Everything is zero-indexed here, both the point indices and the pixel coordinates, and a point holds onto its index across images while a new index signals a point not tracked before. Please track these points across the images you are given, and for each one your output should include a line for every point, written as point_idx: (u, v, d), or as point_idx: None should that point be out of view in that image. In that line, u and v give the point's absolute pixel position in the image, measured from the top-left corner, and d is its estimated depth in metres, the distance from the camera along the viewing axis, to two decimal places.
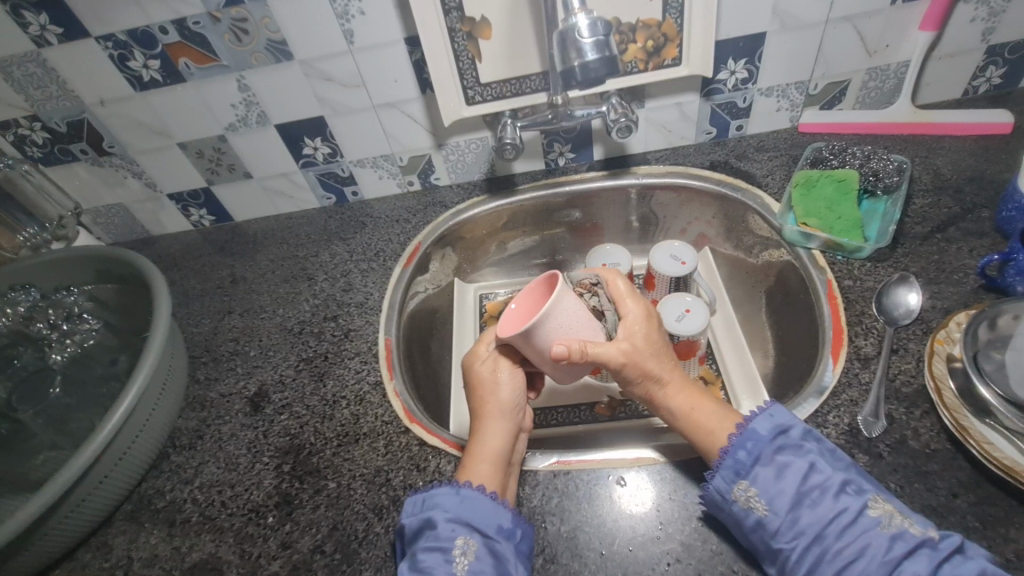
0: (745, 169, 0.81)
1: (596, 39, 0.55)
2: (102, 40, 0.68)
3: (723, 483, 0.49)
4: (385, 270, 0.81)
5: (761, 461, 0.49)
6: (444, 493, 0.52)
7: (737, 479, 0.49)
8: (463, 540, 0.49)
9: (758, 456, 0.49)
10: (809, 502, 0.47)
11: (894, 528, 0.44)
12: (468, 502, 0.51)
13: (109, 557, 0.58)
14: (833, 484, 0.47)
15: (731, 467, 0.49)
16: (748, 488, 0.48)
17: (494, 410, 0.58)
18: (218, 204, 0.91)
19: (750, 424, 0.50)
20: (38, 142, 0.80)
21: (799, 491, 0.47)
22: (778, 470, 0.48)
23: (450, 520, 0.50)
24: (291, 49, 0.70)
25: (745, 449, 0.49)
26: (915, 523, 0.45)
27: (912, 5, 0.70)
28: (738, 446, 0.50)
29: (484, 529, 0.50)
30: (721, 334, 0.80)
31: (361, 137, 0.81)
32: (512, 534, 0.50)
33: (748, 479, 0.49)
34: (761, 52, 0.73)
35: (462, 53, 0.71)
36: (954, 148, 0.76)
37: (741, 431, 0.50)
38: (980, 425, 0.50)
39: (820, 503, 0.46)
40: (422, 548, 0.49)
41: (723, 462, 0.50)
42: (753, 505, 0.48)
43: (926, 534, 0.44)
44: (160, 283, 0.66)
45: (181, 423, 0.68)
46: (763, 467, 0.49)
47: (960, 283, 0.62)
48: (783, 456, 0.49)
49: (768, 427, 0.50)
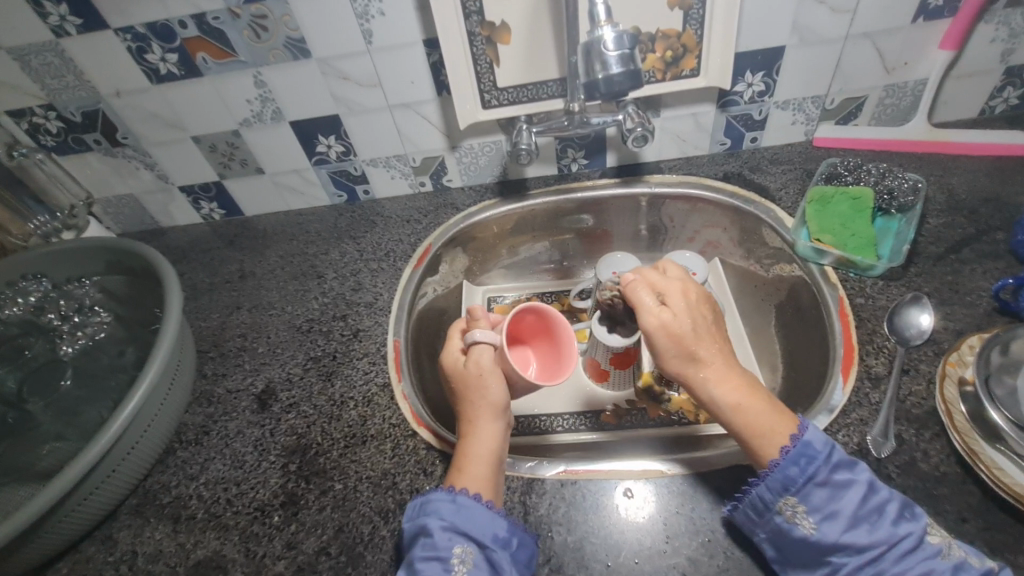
0: (759, 181, 0.81)
1: (621, 52, 0.55)
2: (120, 32, 0.68)
3: (769, 494, 0.48)
4: (395, 270, 0.81)
5: (816, 480, 0.47)
6: (440, 499, 0.51)
7: (786, 494, 0.48)
8: (461, 549, 0.49)
9: (814, 474, 0.47)
10: (866, 525, 0.46)
11: (954, 558, 0.44)
12: (463, 510, 0.50)
13: (112, 551, 0.58)
14: (890, 509, 0.46)
15: (781, 481, 0.48)
16: (797, 504, 0.47)
17: (490, 410, 0.57)
18: (228, 198, 0.91)
19: (804, 436, 0.48)
20: (52, 131, 0.80)
21: (855, 514, 0.46)
22: (833, 491, 0.47)
23: (446, 528, 0.49)
24: (309, 46, 0.70)
25: (799, 465, 0.47)
26: (970, 553, 0.45)
27: (933, 24, 0.69)
28: (790, 462, 0.48)
29: (479, 537, 0.50)
30: (730, 347, 0.81)
31: (376, 136, 0.81)
32: (508, 543, 0.50)
33: (798, 495, 0.47)
34: (779, 65, 0.73)
35: (481, 57, 0.71)
36: (969, 168, 0.76)
37: (794, 444, 0.48)
38: (990, 450, 0.50)
39: (877, 527, 0.46)
40: (419, 557, 0.48)
41: (774, 474, 0.48)
42: (799, 521, 0.47)
43: (985, 565, 0.44)
44: (173, 278, 0.66)
45: (188, 419, 0.68)
46: (817, 485, 0.47)
47: (973, 304, 0.62)
48: (838, 475, 0.47)
49: (823, 442, 0.48)
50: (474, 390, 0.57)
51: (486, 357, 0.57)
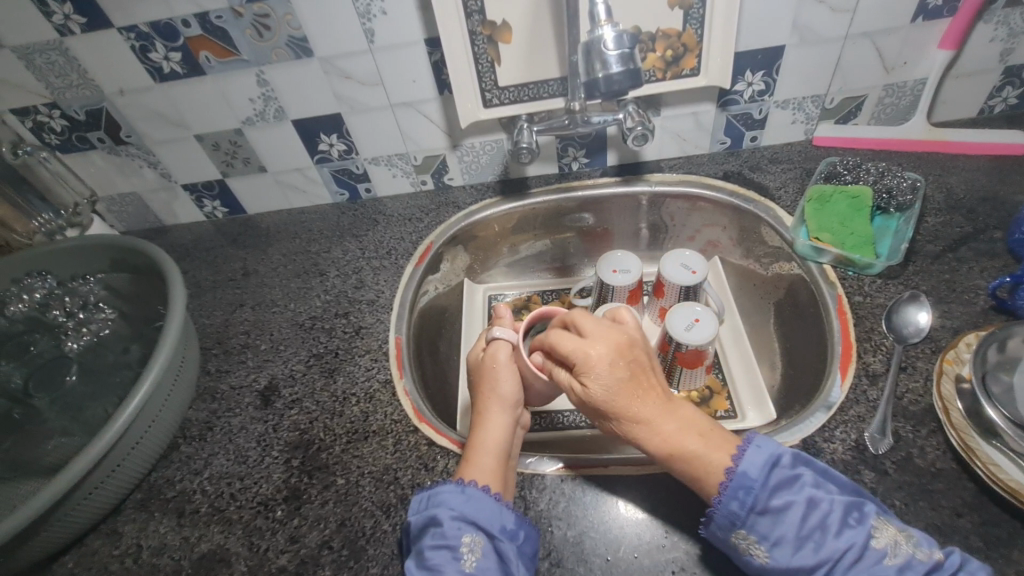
0: (758, 180, 0.81)
1: (621, 51, 0.56)
2: (124, 31, 0.68)
3: (722, 530, 0.48)
4: (397, 268, 0.82)
5: (756, 509, 0.47)
6: (450, 491, 0.52)
7: (735, 527, 0.47)
8: (470, 538, 0.49)
9: (753, 504, 0.47)
10: (812, 545, 0.45)
11: (901, 558, 0.44)
12: (474, 501, 0.51)
13: (118, 545, 0.58)
14: (833, 520, 0.45)
15: (727, 516, 0.47)
16: (747, 535, 0.47)
17: (501, 402, 0.59)
18: (231, 197, 0.91)
19: (738, 469, 0.47)
20: (56, 130, 0.80)
21: (799, 535, 0.46)
22: (776, 515, 0.46)
23: (456, 518, 0.50)
24: (311, 45, 0.70)
25: (738, 499, 0.47)
26: (920, 546, 0.44)
27: (932, 24, 0.70)
28: (729, 497, 0.47)
29: (489, 528, 0.50)
30: (728, 345, 0.81)
31: (378, 135, 0.82)
32: (515, 535, 0.51)
33: (745, 527, 0.47)
34: (779, 65, 0.73)
35: (482, 56, 0.71)
36: (967, 167, 0.77)
37: (730, 478, 0.47)
38: (986, 446, 0.50)
39: (822, 545, 0.45)
40: (429, 546, 0.49)
41: (718, 512, 0.48)
42: (754, 551, 0.47)
43: (932, 557, 0.43)
44: (176, 275, 0.67)
45: (191, 415, 0.68)
46: (759, 514, 0.47)
47: (970, 302, 0.63)
48: (777, 500, 0.46)
49: (757, 467, 0.47)
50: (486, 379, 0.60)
51: (501, 351, 0.61)
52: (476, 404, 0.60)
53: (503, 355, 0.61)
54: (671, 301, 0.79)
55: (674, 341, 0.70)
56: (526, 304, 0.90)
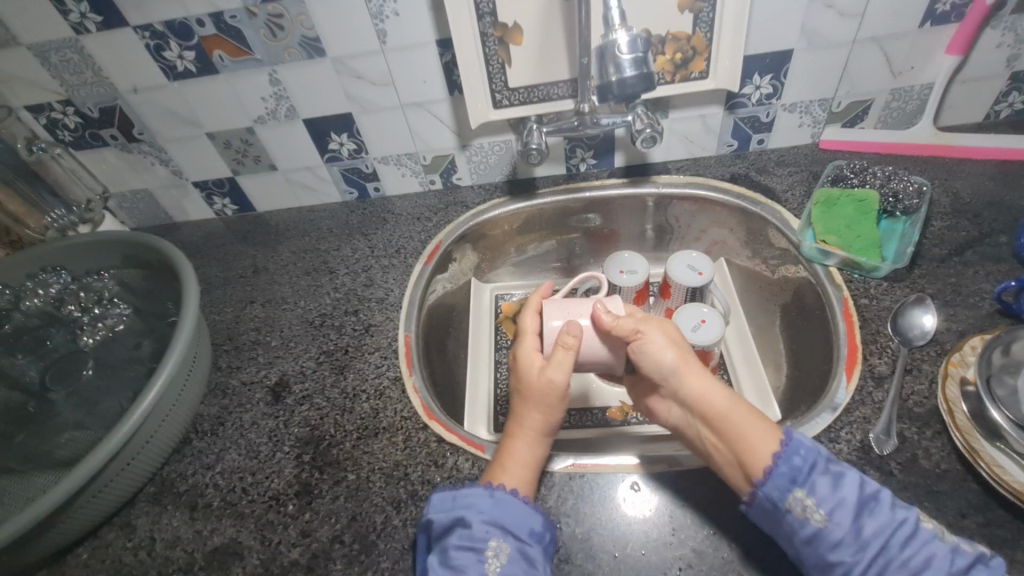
0: (765, 183, 0.82)
1: (635, 55, 0.57)
2: (139, 29, 0.69)
3: (777, 491, 0.48)
4: (406, 267, 0.82)
5: (816, 470, 0.48)
6: (478, 493, 0.53)
7: (793, 487, 0.47)
8: (496, 543, 0.50)
9: (813, 464, 0.48)
10: (869, 511, 0.46)
11: (949, 543, 0.45)
12: (502, 504, 0.52)
13: (131, 537, 0.59)
14: (884, 497, 0.47)
15: (787, 474, 0.48)
16: (805, 497, 0.47)
17: (545, 427, 0.58)
18: (241, 194, 0.92)
19: (795, 434, 0.50)
20: (69, 127, 0.81)
21: (858, 501, 0.46)
22: (834, 479, 0.47)
23: (484, 521, 0.51)
24: (324, 45, 0.71)
25: (799, 455, 0.48)
26: (962, 541, 0.46)
27: (940, 29, 0.70)
28: (791, 453, 0.49)
29: (516, 532, 0.51)
30: (733, 344, 0.83)
31: (388, 135, 0.82)
32: (542, 538, 0.52)
33: (805, 487, 0.47)
34: (787, 68, 0.74)
35: (493, 58, 0.72)
36: (973, 172, 0.77)
37: (788, 439, 0.50)
38: (991, 448, 0.51)
39: (877, 515, 0.46)
40: (454, 546, 0.50)
41: (779, 470, 0.48)
42: (810, 515, 0.46)
43: (976, 550, 0.45)
44: (188, 271, 0.67)
45: (203, 410, 0.69)
46: (819, 474, 0.48)
47: (975, 306, 0.63)
48: (834, 466, 0.48)
49: (811, 438, 0.50)
50: (537, 398, 0.58)
51: (557, 374, 0.57)
52: (515, 417, 0.59)
53: (563, 363, 0.57)
54: (677, 302, 0.80)
55: None
56: None
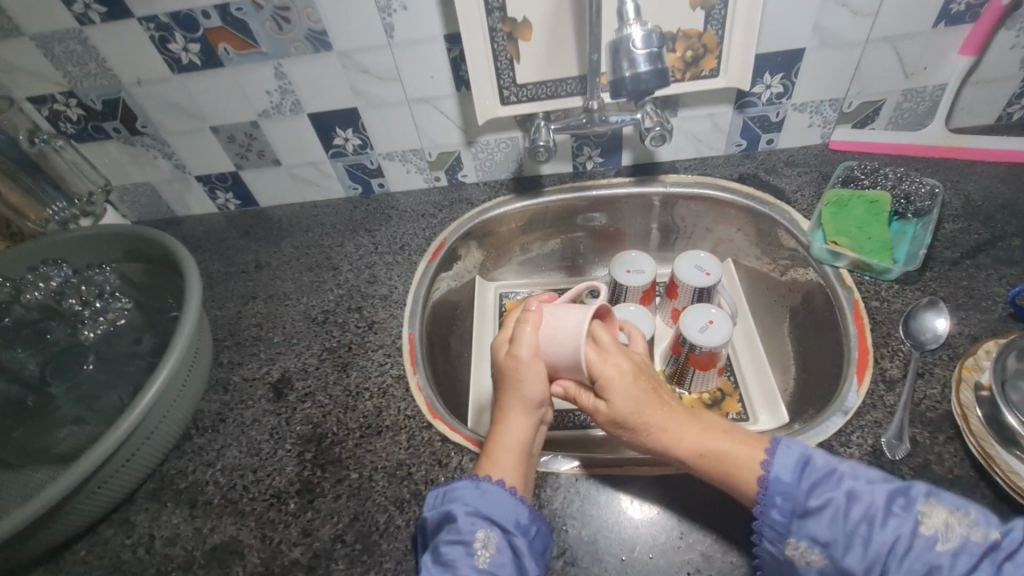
0: (774, 183, 0.81)
1: (649, 51, 0.56)
2: (144, 21, 0.68)
3: (772, 545, 0.46)
4: (410, 264, 0.82)
5: (798, 512, 0.45)
6: (465, 486, 0.52)
7: (784, 538, 0.45)
8: (484, 534, 0.49)
9: (795, 506, 0.45)
10: (860, 541, 0.43)
11: (955, 541, 0.41)
12: (488, 495, 0.51)
13: (130, 534, 0.58)
14: (876, 512, 0.43)
15: (773, 529, 0.46)
16: (797, 545, 0.45)
17: (528, 408, 0.55)
18: (244, 189, 0.91)
19: (771, 471, 0.46)
20: (72, 119, 0.80)
21: (846, 534, 0.43)
22: (818, 516, 0.44)
23: (470, 513, 0.50)
24: (330, 39, 0.70)
25: (777, 506, 0.45)
26: (976, 524, 0.41)
27: (954, 30, 0.69)
28: (768, 505, 0.45)
29: (503, 523, 0.50)
30: (740, 345, 0.82)
31: (393, 130, 0.81)
32: (529, 530, 0.50)
33: (794, 535, 0.45)
34: (798, 68, 0.73)
35: (501, 53, 0.71)
36: (985, 174, 0.77)
37: (766, 485, 0.46)
38: (1005, 454, 0.50)
39: (872, 540, 0.42)
40: (444, 541, 0.49)
41: (764, 525, 0.46)
42: (809, 558, 0.45)
43: (989, 538, 0.40)
44: (191, 266, 0.67)
45: (204, 406, 0.68)
46: (801, 518, 0.45)
47: (988, 310, 0.62)
48: (815, 501, 0.44)
49: (788, 468, 0.46)
50: (511, 383, 0.56)
51: (524, 350, 0.55)
52: (499, 399, 0.57)
53: (524, 347, 0.55)
54: (684, 302, 0.79)
55: (688, 342, 0.70)
56: None
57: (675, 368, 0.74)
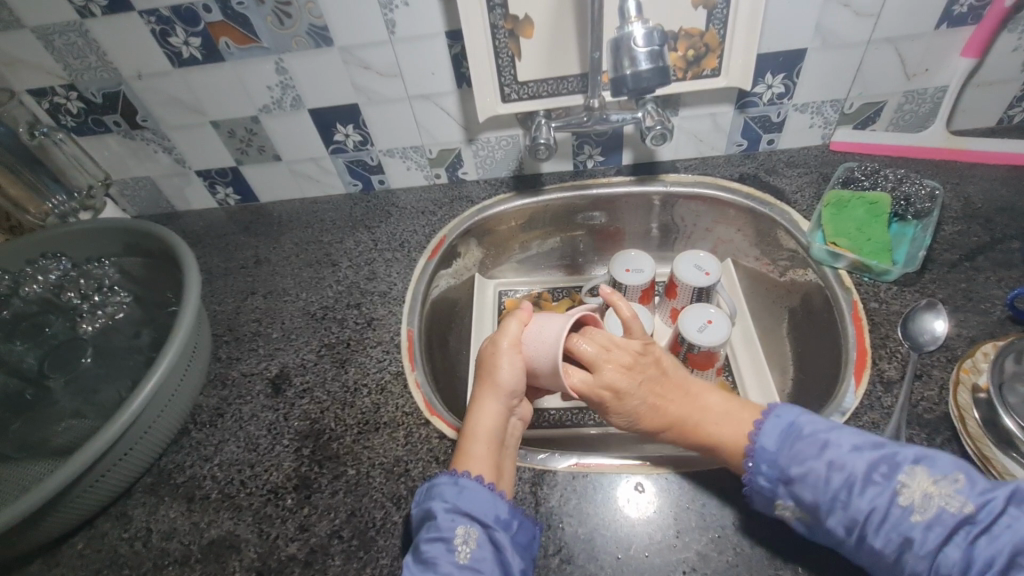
0: (774, 184, 0.81)
1: (651, 48, 0.56)
2: (145, 15, 0.68)
3: (762, 505, 0.50)
4: (409, 261, 0.82)
5: (783, 478, 0.48)
6: (444, 483, 0.52)
7: (773, 500, 0.49)
8: (464, 529, 0.49)
9: (779, 472, 0.49)
10: (838, 507, 0.46)
11: (931, 512, 0.43)
12: (466, 492, 0.51)
13: (128, 528, 0.58)
14: (856, 481, 0.46)
15: (762, 490, 0.50)
16: (784, 506, 0.49)
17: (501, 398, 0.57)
18: (244, 184, 0.91)
19: (758, 441, 0.50)
20: (72, 112, 0.80)
21: (824, 501, 0.46)
22: (800, 483, 0.47)
23: (449, 510, 0.50)
24: (331, 34, 0.70)
25: (763, 472, 0.49)
26: (953, 496, 0.43)
27: (955, 31, 0.69)
28: (755, 469, 0.50)
29: (483, 518, 0.50)
30: (739, 347, 0.81)
31: (394, 127, 0.81)
32: (509, 525, 0.51)
33: (780, 498, 0.49)
34: (800, 68, 0.73)
35: (502, 51, 0.71)
36: (985, 177, 0.77)
37: (752, 454, 0.50)
38: (1003, 457, 0.50)
39: (847, 507, 0.45)
40: (424, 539, 0.49)
41: (753, 488, 0.50)
42: (797, 519, 0.49)
43: (964, 510, 0.42)
44: (191, 261, 0.67)
45: (202, 401, 0.68)
46: (785, 484, 0.48)
47: (987, 312, 0.62)
48: (798, 467, 0.48)
49: (775, 438, 0.50)
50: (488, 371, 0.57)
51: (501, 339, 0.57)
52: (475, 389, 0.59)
53: (506, 339, 0.57)
54: (683, 302, 0.79)
55: (686, 342, 0.70)
56: (536, 301, 0.90)
57: None
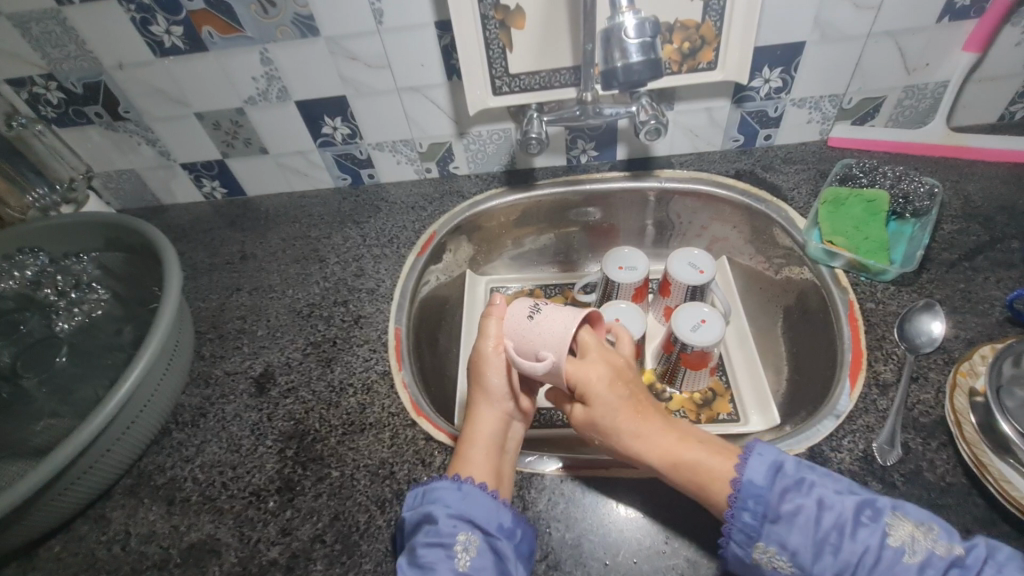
0: (771, 180, 0.80)
1: (642, 40, 0.55)
2: (124, 2, 0.66)
3: (741, 548, 0.47)
4: (398, 257, 0.80)
5: (769, 515, 0.47)
6: (445, 487, 0.52)
7: (752, 542, 0.47)
8: (465, 536, 0.50)
9: (765, 510, 0.47)
10: (830, 549, 0.45)
11: (920, 555, 0.43)
12: (470, 498, 0.51)
13: (106, 531, 0.57)
14: (846, 522, 0.45)
15: (743, 530, 0.47)
16: (766, 549, 0.47)
17: (498, 402, 0.58)
18: (231, 177, 0.89)
19: (744, 476, 0.48)
20: (52, 102, 0.78)
21: (817, 540, 0.46)
22: (789, 522, 0.46)
23: (451, 516, 0.50)
24: (317, 24, 0.68)
25: (749, 509, 0.47)
26: (940, 540, 0.44)
27: (958, 25, 0.68)
28: (741, 507, 0.47)
29: (485, 526, 0.50)
30: (733, 346, 0.80)
31: (382, 119, 0.79)
32: (513, 533, 0.50)
33: (762, 539, 0.47)
34: (798, 61, 0.71)
35: (493, 41, 0.69)
36: (985, 174, 0.75)
37: (739, 487, 0.48)
38: (999, 462, 0.49)
39: (840, 548, 0.45)
40: (422, 543, 0.49)
41: (734, 527, 0.47)
42: (776, 564, 0.47)
43: (952, 552, 0.43)
44: (171, 256, 0.65)
45: (184, 400, 0.67)
46: (773, 523, 0.47)
47: (985, 313, 0.61)
48: (787, 505, 0.47)
49: (762, 473, 0.48)
50: (493, 379, 0.58)
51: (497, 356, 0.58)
52: (470, 397, 0.59)
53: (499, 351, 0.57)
54: (677, 300, 0.78)
55: (680, 341, 0.69)
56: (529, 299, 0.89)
57: (666, 367, 0.73)
